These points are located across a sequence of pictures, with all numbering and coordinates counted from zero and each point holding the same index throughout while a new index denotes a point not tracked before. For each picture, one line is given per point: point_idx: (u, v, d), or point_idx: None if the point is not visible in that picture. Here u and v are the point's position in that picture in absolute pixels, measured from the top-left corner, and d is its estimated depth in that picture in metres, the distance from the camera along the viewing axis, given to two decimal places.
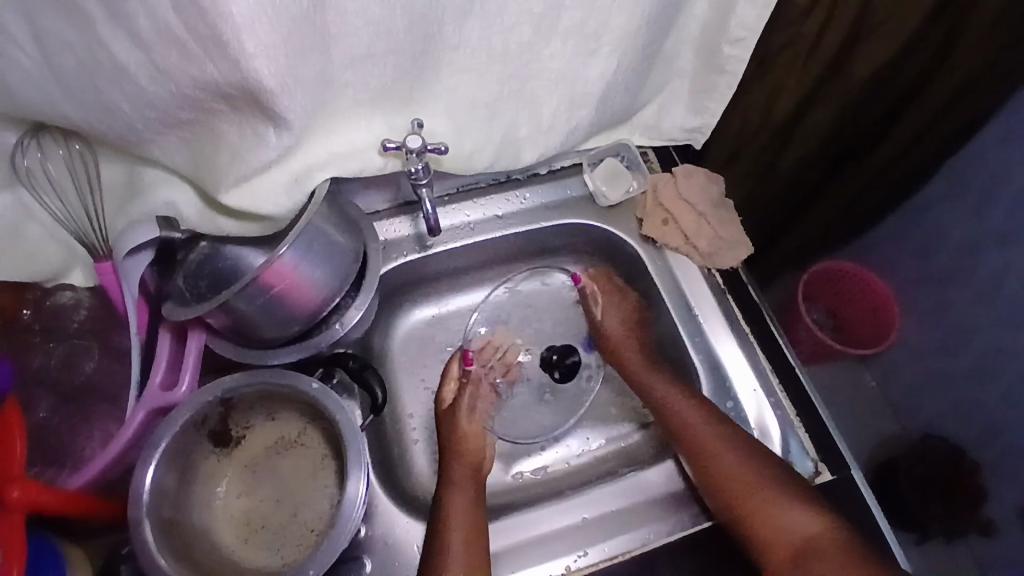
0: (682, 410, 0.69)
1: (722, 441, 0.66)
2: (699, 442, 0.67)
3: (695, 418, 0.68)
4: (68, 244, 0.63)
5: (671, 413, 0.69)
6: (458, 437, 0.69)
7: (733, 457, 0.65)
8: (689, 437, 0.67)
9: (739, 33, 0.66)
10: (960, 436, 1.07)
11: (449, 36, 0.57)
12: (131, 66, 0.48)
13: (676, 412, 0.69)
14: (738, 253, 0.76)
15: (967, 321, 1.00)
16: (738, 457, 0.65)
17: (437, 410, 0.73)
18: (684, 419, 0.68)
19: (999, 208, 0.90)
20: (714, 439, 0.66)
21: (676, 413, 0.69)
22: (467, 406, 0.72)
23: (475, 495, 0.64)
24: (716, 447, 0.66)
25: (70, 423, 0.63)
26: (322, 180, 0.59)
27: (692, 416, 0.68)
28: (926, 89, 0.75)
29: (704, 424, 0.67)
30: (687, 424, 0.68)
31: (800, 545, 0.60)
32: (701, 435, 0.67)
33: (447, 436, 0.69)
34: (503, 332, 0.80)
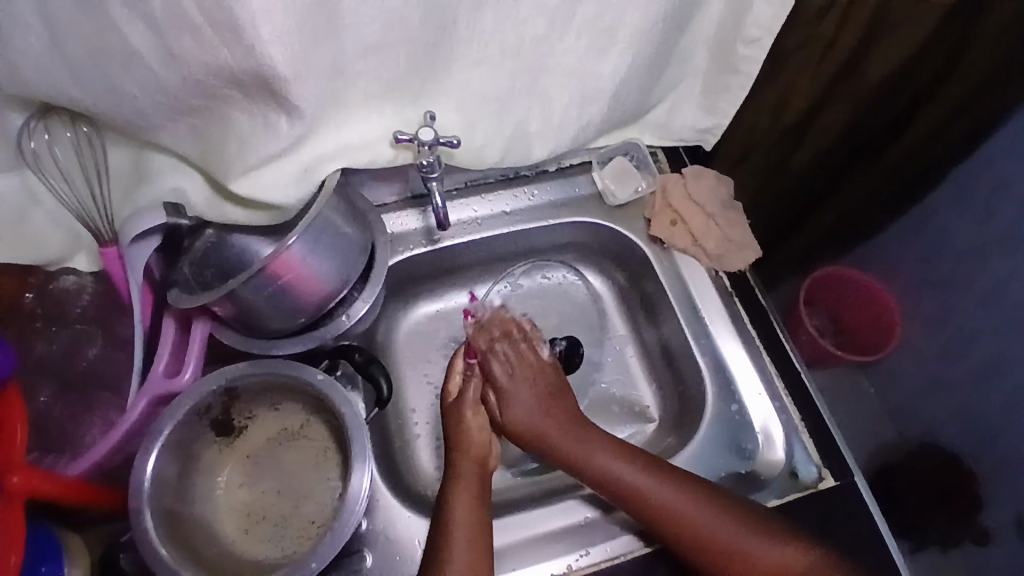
0: (630, 481, 0.63)
1: (691, 504, 0.61)
2: (666, 514, 0.61)
3: (654, 489, 0.62)
4: (72, 228, 0.62)
5: (622, 487, 0.63)
6: (462, 432, 0.66)
7: (708, 516, 0.61)
8: (651, 509, 0.62)
9: (753, 34, 0.66)
10: (958, 444, 1.07)
11: (463, 28, 0.57)
12: (144, 50, 0.47)
13: (621, 486, 0.63)
14: (745, 255, 0.76)
15: (969, 329, 1.00)
16: (716, 514, 0.61)
17: (443, 402, 0.69)
18: (638, 490, 0.62)
19: (1005, 218, 0.90)
20: (684, 507, 0.61)
21: (630, 484, 0.63)
22: (473, 399, 0.68)
23: (481, 494, 0.62)
24: (687, 516, 0.61)
25: (72, 409, 0.63)
26: (333, 171, 0.59)
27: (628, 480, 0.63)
28: (936, 94, 0.74)
29: (669, 496, 0.62)
30: (644, 497, 0.62)
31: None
32: (666, 506, 0.61)
33: (450, 433, 0.67)
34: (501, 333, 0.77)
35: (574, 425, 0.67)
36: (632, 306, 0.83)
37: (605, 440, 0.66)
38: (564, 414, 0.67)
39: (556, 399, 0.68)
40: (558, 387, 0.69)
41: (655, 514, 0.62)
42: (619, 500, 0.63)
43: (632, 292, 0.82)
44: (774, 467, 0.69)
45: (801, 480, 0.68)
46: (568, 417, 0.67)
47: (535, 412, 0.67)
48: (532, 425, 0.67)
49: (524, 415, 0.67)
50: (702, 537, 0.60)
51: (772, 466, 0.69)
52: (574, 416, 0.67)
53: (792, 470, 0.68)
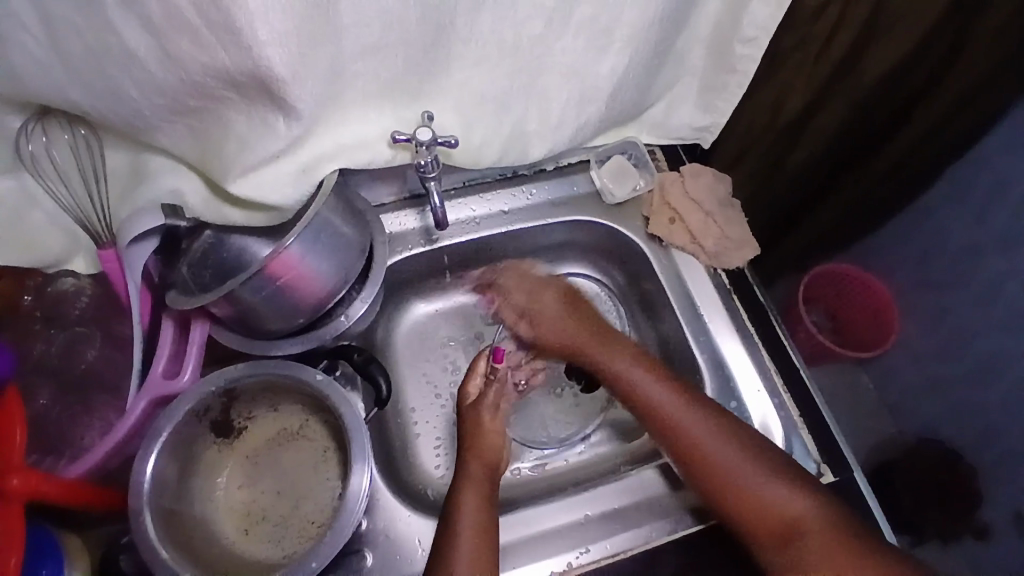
0: (651, 394, 0.67)
1: (705, 425, 0.64)
2: (680, 430, 0.64)
3: (669, 404, 0.66)
4: (71, 229, 0.61)
5: (650, 406, 0.66)
6: (478, 433, 0.67)
7: (717, 439, 0.63)
8: (665, 423, 0.65)
9: (751, 32, 0.66)
10: (956, 440, 1.07)
11: (461, 27, 0.57)
12: (141, 51, 0.47)
13: (642, 398, 0.67)
14: (743, 253, 0.76)
15: (967, 326, 1.01)
16: (727, 442, 0.63)
17: (460, 403, 0.71)
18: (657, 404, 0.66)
19: (1003, 215, 0.90)
20: (695, 425, 0.64)
21: (650, 400, 0.67)
22: (490, 403, 0.70)
23: (487, 492, 0.63)
24: (695, 433, 0.64)
25: (71, 411, 0.63)
26: (330, 171, 0.59)
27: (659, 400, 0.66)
28: (938, 90, 0.74)
29: (681, 415, 0.65)
30: (661, 411, 0.66)
31: (791, 525, 0.60)
32: (678, 421, 0.65)
33: (466, 432, 0.68)
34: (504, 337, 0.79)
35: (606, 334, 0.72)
36: (631, 304, 0.83)
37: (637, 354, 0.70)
38: (595, 325, 0.73)
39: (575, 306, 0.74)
40: (576, 299, 0.75)
41: (669, 430, 0.65)
42: (638, 410, 0.68)
43: (630, 290, 0.82)
44: None
45: None
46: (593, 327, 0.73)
47: (552, 319, 0.74)
48: (552, 335, 0.74)
49: (552, 330, 0.74)
50: (704, 457, 0.63)
51: None
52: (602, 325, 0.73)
53: None
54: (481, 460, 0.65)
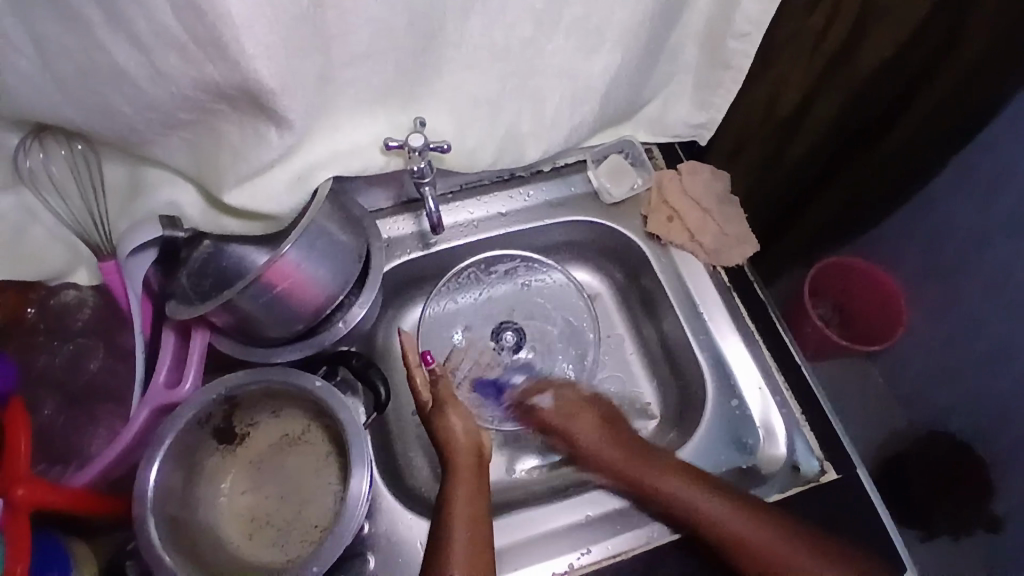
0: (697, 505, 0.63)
1: (751, 525, 0.62)
2: (722, 531, 0.62)
3: (721, 512, 0.62)
4: (71, 243, 0.62)
5: (683, 510, 0.64)
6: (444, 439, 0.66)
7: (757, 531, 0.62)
8: (722, 537, 0.62)
9: (743, 28, 0.65)
10: (967, 432, 1.06)
11: (451, 32, 0.57)
12: (131, 67, 0.48)
13: (689, 510, 0.63)
14: (743, 250, 0.75)
15: (974, 318, 1.00)
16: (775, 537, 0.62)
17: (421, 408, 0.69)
18: (714, 518, 0.62)
19: (1010, 205, 0.89)
20: (750, 527, 0.62)
21: (706, 514, 0.63)
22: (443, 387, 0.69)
23: (479, 480, 0.64)
24: (745, 539, 0.61)
25: (77, 420, 0.64)
26: (325, 179, 0.59)
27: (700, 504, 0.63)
28: (935, 80, 0.73)
29: (725, 513, 0.62)
30: (714, 524, 0.62)
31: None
32: (729, 528, 0.62)
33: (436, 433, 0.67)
34: (455, 351, 0.80)
35: (642, 455, 0.69)
36: (631, 303, 0.82)
37: (666, 464, 0.67)
38: (619, 448, 0.70)
39: (611, 428, 0.72)
40: (612, 416, 0.73)
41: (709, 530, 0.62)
42: (678, 520, 0.64)
43: (630, 289, 0.82)
44: (776, 462, 0.69)
45: (803, 474, 0.67)
46: (629, 445, 0.70)
47: (611, 450, 0.70)
48: (615, 467, 0.69)
49: (594, 445, 0.71)
50: (777, 559, 0.61)
51: (775, 461, 0.69)
52: (635, 441, 0.70)
53: (793, 464, 0.68)
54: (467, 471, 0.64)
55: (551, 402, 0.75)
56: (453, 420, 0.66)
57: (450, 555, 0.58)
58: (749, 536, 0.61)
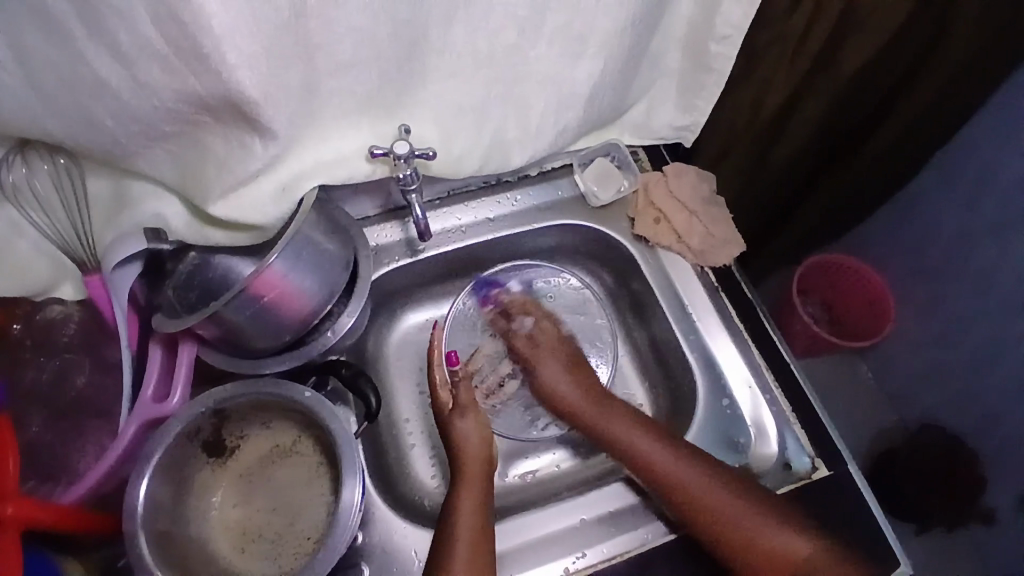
0: (643, 450, 0.68)
1: (693, 475, 0.65)
2: (667, 476, 0.66)
3: (665, 459, 0.66)
4: (56, 258, 0.62)
5: (633, 453, 0.68)
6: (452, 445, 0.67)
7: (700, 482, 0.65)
8: (666, 480, 0.66)
9: (724, 31, 0.66)
10: (957, 426, 1.07)
11: (434, 39, 0.57)
12: (112, 80, 0.48)
13: (638, 454, 0.68)
14: (730, 251, 0.76)
15: (960, 313, 1.01)
16: (718, 489, 0.65)
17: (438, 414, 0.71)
18: (653, 462, 0.67)
19: (993, 200, 0.90)
20: (690, 474, 0.66)
21: (646, 458, 0.67)
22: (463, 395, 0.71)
23: (486, 486, 0.64)
24: (689, 486, 0.65)
25: (64, 437, 0.63)
26: (310, 189, 0.59)
27: (646, 448, 0.67)
28: (921, 77, 0.73)
29: (670, 459, 0.66)
30: (660, 469, 0.66)
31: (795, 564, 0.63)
32: (674, 473, 0.66)
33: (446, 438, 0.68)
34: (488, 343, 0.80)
35: (597, 400, 0.73)
36: (621, 305, 0.83)
37: (625, 412, 0.72)
38: (580, 387, 0.74)
39: (577, 371, 0.75)
40: (580, 363, 0.76)
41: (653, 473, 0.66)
42: (628, 460, 0.68)
43: (620, 292, 0.82)
44: (767, 461, 0.69)
45: (794, 471, 0.68)
46: (592, 390, 0.74)
47: (571, 390, 0.74)
48: (572, 403, 0.74)
49: (552, 383, 0.75)
50: (711, 509, 0.64)
51: (765, 460, 0.69)
52: (599, 391, 0.74)
53: (785, 463, 0.68)
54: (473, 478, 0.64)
55: (530, 329, 0.79)
56: (467, 427, 0.68)
57: (451, 559, 0.58)
58: (688, 484, 0.65)
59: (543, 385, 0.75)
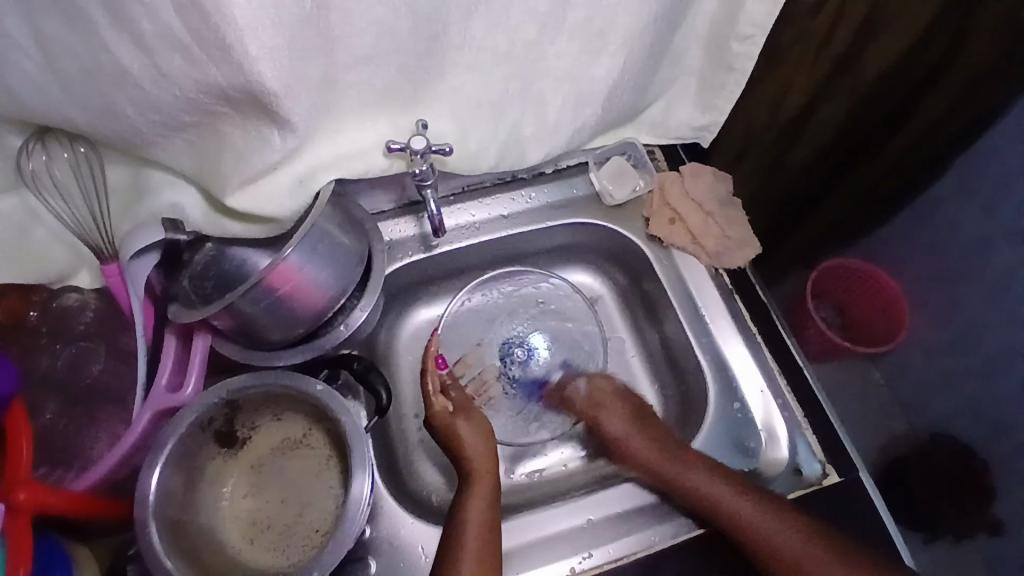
0: (702, 488, 0.65)
1: (752, 509, 0.63)
2: (726, 514, 0.63)
3: (722, 496, 0.64)
4: (74, 246, 0.63)
5: (692, 492, 0.65)
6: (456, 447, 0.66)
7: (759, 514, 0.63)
8: (725, 517, 0.63)
9: (747, 30, 0.65)
10: (969, 435, 1.06)
11: (454, 34, 0.57)
12: (134, 69, 0.48)
13: (698, 492, 0.65)
14: (745, 253, 0.75)
15: (976, 321, 0.99)
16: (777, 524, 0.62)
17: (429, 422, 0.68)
18: (712, 500, 0.64)
19: (1013, 206, 0.89)
20: (751, 511, 0.63)
21: (708, 496, 0.64)
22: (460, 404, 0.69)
23: (495, 493, 0.64)
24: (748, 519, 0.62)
25: (78, 423, 0.64)
26: (327, 182, 0.59)
27: (703, 483, 0.65)
28: (939, 82, 0.73)
29: (727, 496, 0.64)
30: (719, 505, 0.64)
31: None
32: (733, 509, 0.63)
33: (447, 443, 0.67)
34: (476, 352, 0.81)
35: (658, 442, 0.70)
36: (633, 305, 0.82)
37: (685, 452, 0.68)
38: (649, 437, 0.70)
39: (640, 420, 0.72)
40: (643, 412, 0.73)
41: (713, 509, 0.64)
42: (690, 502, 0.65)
43: (632, 292, 0.82)
44: (778, 466, 0.69)
45: (805, 478, 0.68)
46: (654, 433, 0.71)
47: (637, 438, 0.71)
48: (641, 455, 0.69)
49: (620, 434, 0.72)
50: (770, 543, 0.62)
51: (775, 465, 0.69)
52: (660, 433, 0.71)
53: (795, 468, 0.68)
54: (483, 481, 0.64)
55: (587, 390, 0.76)
56: (471, 432, 0.66)
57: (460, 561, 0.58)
58: (747, 520, 0.63)
59: (611, 437, 0.72)
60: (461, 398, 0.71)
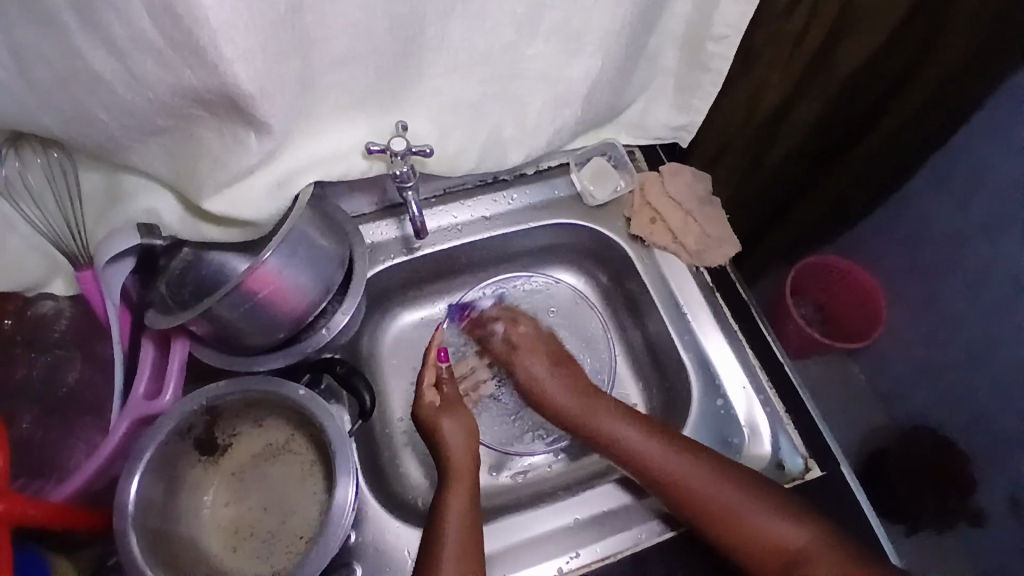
0: (631, 443, 0.67)
1: (683, 462, 0.64)
2: (657, 468, 0.65)
3: (653, 451, 0.66)
4: (49, 253, 0.60)
5: (622, 447, 0.67)
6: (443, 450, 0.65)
7: (691, 467, 0.64)
8: (653, 469, 0.65)
9: (722, 32, 0.66)
10: (948, 426, 1.08)
11: (432, 36, 0.57)
12: (107, 73, 0.47)
13: (627, 447, 0.67)
14: (725, 251, 0.76)
15: (951, 315, 1.01)
16: (707, 477, 0.64)
17: (417, 417, 0.68)
18: (644, 455, 0.66)
19: (983, 201, 0.91)
20: (684, 466, 0.64)
21: (637, 452, 0.66)
22: (452, 397, 0.69)
23: (474, 492, 0.63)
24: (680, 473, 0.64)
25: (54, 434, 0.63)
26: (305, 185, 0.59)
27: (631, 438, 0.67)
28: (911, 81, 0.74)
29: (654, 449, 0.66)
30: (647, 457, 0.65)
31: (799, 558, 0.60)
32: (665, 464, 0.65)
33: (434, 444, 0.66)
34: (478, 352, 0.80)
35: (587, 393, 0.72)
36: (615, 304, 0.83)
37: (617, 408, 0.70)
38: (572, 387, 0.72)
39: (562, 366, 0.74)
40: (564, 356, 0.75)
41: (642, 463, 0.66)
42: (616, 456, 0.68)
43: (615, 291, 0.82)
44: (761, 460, 0.69)
45: (787, 472, 0.68)
46: (581, 384, 0.73)
47: (561, 386, 0.72)
48: (560, 404, 0.72)
49: (544, 384, 0.73)
50: (707, 504, 0.62)
51: (760, 460, 0.69)
52: (588, 386, 0.73)
53: (778, 462, 0.69)
54: (466, 488, 0.63)
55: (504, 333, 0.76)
56: (455, 429, 0.66)
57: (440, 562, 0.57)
58: (685, 476, 0.64)
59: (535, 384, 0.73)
60: (455, 394, 0.69)
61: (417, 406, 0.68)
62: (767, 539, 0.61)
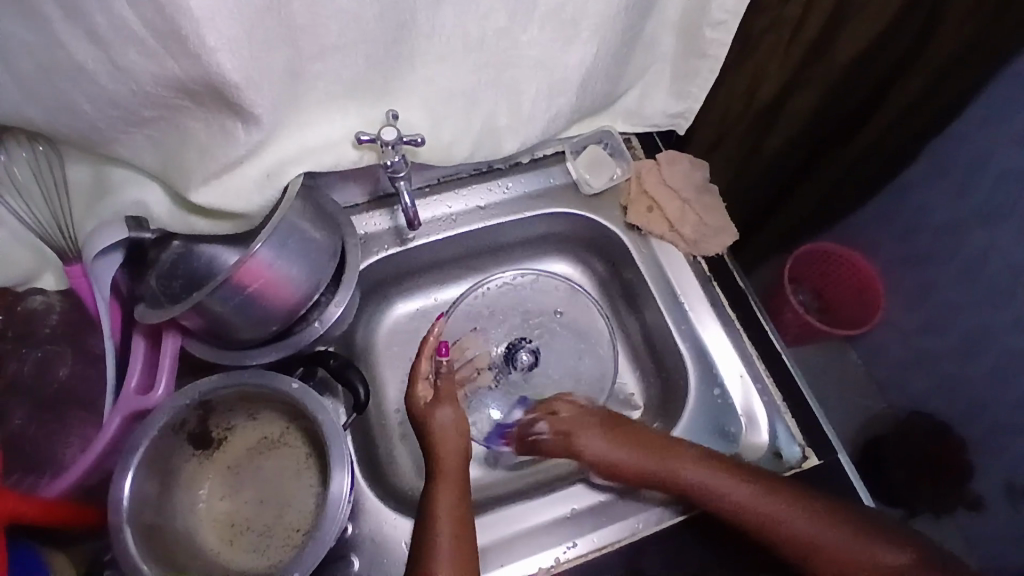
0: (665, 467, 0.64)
1: (705, 473, 0.62)
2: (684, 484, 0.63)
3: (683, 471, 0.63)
4: (37, 247, 0.60)
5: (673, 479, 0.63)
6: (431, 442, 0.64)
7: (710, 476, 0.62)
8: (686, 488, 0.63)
9: (719, 16, 0.65)
10: (946, 413, 1.08)
11: (423, 23, 0.55)
12: (89, 64, 0.46)
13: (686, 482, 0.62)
14: (722, 240, 0.75)
15: (950, 302, 1.01)
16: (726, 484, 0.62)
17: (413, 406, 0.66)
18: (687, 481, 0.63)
19: (982, 188, 0.90)
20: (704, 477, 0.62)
21: (687, 481, 0.63)
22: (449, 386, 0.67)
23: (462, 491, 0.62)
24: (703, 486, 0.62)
25: (48, 429, 0.62)
26: (296, 175, 0.58)
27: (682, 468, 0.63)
28: (909, 69, 0.72)
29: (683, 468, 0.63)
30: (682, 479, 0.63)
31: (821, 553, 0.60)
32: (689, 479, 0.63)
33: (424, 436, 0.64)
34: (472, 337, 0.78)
35: (661, 449, 0.64)
36: (612, 294, 0.82)
37: (665, 440, 0.65)
38: (636, 447, 0.65)
39: (615, 430, 0.67)
40: (614, 416, 0.68)
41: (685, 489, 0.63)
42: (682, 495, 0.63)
43: (611, 280, 0.82)
44: (759, 450, 0.69)
45: (786, 460, 0.68)
46: (640, 441, 0.65)
47: (623, 453, 0.65)
48: (632, 466, 0.64)
49: (608, 456, 0.65)
50: (720, 502, 0.61)
51: (757, 449, 0.69)
52: (644, 434, 0.66)
53: (776, 452, 0.68)
54: (452, 489, 0.61)
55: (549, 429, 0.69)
56: (446, 417, 0.64)
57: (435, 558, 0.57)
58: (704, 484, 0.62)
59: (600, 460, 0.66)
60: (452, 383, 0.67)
61: (410, 397, 0.67)
62: (790, 536, 0.60)
